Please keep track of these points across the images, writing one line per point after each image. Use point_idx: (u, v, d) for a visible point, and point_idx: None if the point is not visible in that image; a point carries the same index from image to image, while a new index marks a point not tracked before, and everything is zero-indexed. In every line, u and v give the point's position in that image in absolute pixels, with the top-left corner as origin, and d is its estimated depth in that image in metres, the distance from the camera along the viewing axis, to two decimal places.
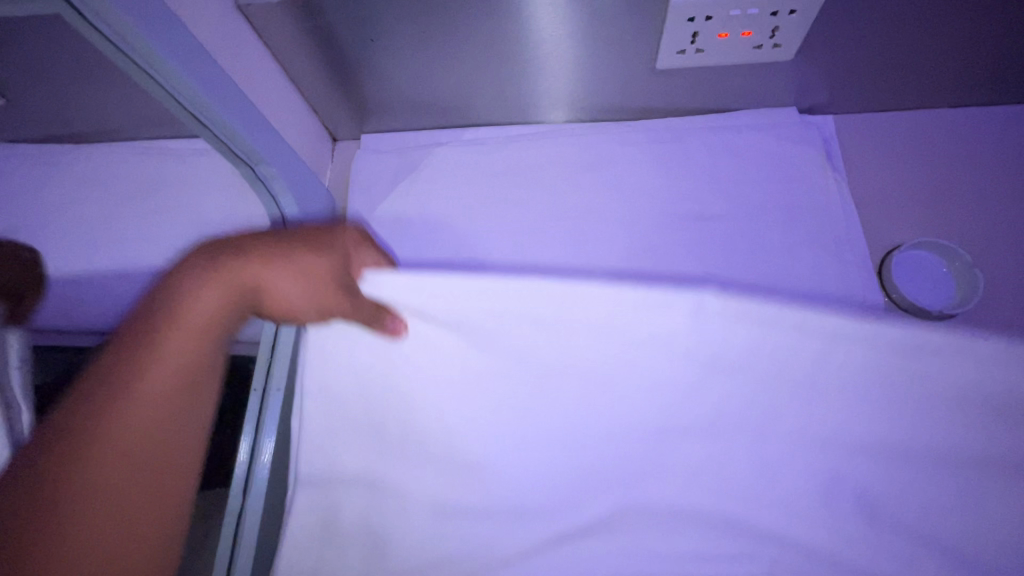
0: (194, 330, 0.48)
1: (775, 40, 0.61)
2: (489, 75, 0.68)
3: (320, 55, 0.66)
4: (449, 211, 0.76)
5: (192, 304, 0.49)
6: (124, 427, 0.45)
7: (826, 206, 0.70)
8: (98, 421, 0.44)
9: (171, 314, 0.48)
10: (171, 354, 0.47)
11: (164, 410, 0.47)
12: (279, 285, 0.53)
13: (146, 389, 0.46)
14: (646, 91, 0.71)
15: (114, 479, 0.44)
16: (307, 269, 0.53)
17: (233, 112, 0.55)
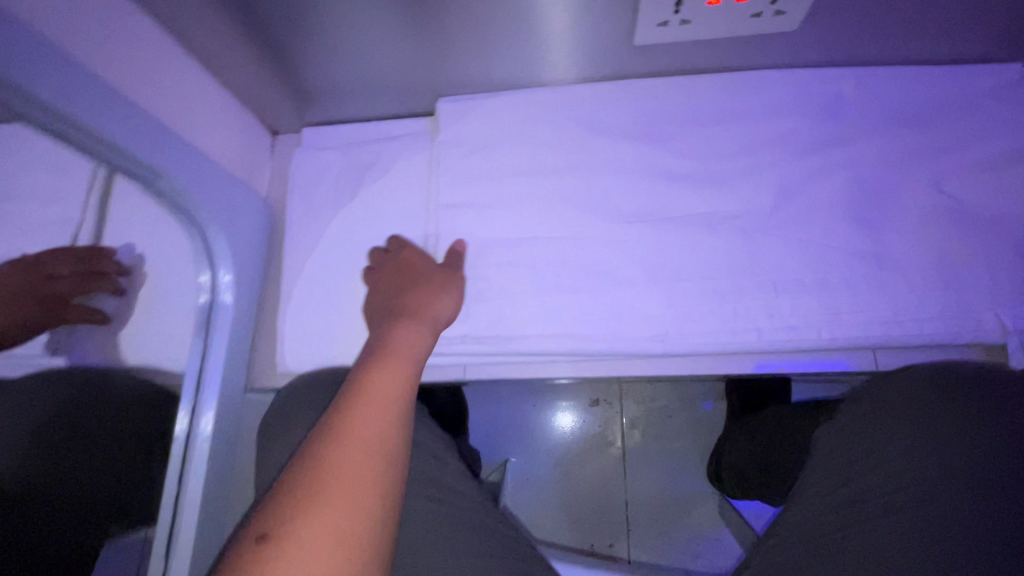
0: (425, 324, 0.56)
1: (778, 5, 0.51)
2: (441, 51, 0.58)
3: (236, 32, 0.56)
4: (400, 216, 0.67)
5: (406, 337, 0.54)
6: (361, 422, 0.46)
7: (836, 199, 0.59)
8: (350, 419, 0.46)
9: (391, 346, 0.53)
10: (391, 377, 0.50)
11: (387, 420, 0.47)
12: (431, 297, 0.58)
13: (377, 400, 0.48)
14: (626, 67, 0.61)
15: (356, 458, 0.44)
16: (438, 274, 0.60)
17: (116, 123, 0.46)
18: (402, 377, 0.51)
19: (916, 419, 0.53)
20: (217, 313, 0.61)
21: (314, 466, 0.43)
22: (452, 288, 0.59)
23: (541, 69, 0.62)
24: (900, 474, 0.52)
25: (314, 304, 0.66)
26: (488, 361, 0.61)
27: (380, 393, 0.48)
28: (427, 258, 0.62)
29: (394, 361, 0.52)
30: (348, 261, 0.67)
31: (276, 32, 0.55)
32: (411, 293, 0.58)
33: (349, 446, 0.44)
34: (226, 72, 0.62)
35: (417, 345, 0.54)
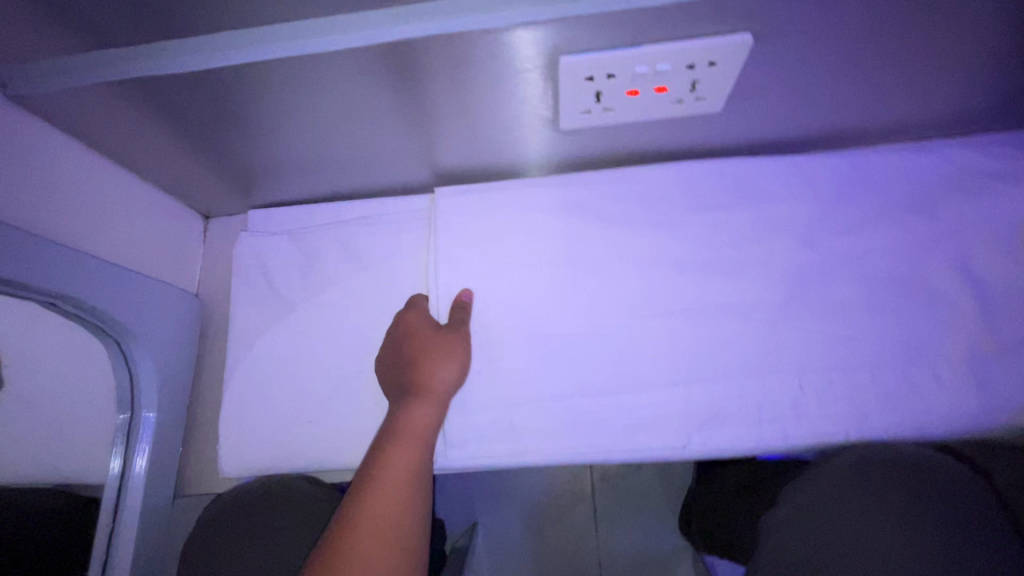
0: (434, 395, 0.53)
1: (696, 93, 0.51)
2: (367, 136, 0.58)
3: (154, 130, 0.54)
4: (339, 300, 0.65)
5: (417, 413, 0.51)
6: (379, 502, 0.44)
7: (772, 268, 0.60)
8: (366, 501, 0.44)
9: (401, 425, 0.50)
10: (401, 460, 0.47)
11: (400, 496, 0.45)
12: (433, 356, 0.55)
13: (390, 481, 0.46)
14: (556, 145, 0.61)
15: (378, 535, 0.42)
16: (442, 337, 0.56)
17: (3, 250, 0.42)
18: (410, 455, 0.48)
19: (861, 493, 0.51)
20: (138, 427, 0.58)
21: (336, 547, 0.41)
22: (452, 345, 0.56)
23: (472, 147, 0.61)
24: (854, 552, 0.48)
25: (250, 401, 0.63)
26: (457, 456, 0.58)
27: (395, 474, 0.46)
28: (428, 320, 0.58)
29: (408, 439, 0.49)
30: (286, 354, 0.64)
31: (194, 126, 0.54)
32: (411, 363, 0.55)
33: (366, 530, 0.42)
34: (146, 166, 0.60)
35: (429, 419, 0.51)
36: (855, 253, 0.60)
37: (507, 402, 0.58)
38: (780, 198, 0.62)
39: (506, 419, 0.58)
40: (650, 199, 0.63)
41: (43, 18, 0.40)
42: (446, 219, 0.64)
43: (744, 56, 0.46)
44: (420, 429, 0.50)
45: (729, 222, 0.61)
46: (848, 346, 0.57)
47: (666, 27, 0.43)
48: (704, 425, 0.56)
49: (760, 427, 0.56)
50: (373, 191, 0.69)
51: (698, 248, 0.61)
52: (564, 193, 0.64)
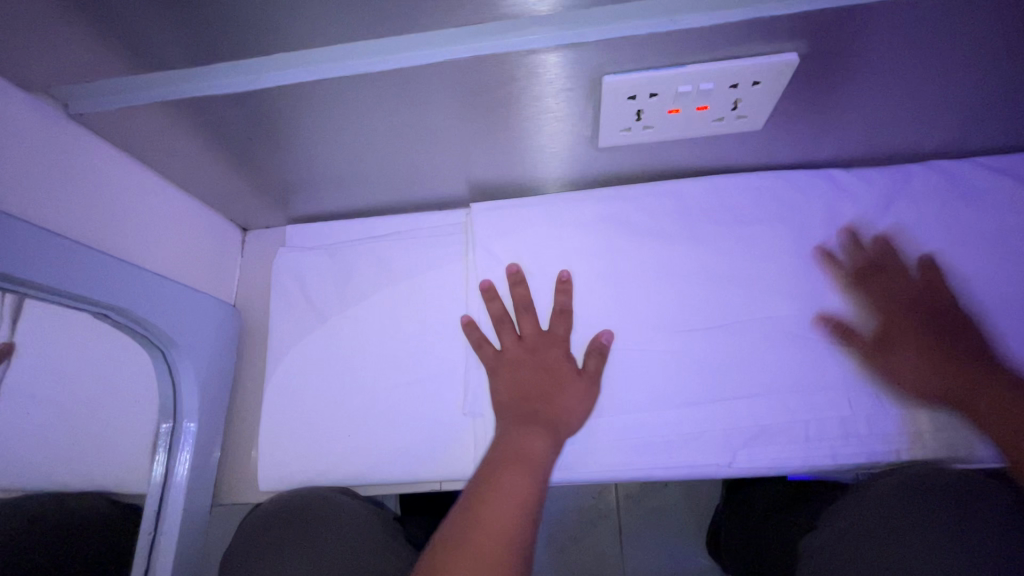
0: (554, 430, 0.53)
1: (737, 112, 0.51)
2: (408, 152, 0.59)
3: (203, 146, 0.56)
4: (376, 313, 0.65)
5: (534, 443, 0.51)
6: (494, 524, 0.45)
7: (812, 287, 0.59)
8: (483, 519, 0.45)
9: (518, 451, 0.51)
10: (518, 486, 0.48)
11: (512, 522, 0.46)
12: (558, 390, 0.56)
13: (509, 504, 0.46)
14: (593, 162, 0.62)
15: (489, 556, 0.43)
16: (577, 381, 0.56)
17: (62, 266, 0.44)
18: (523, 482, 0.48)
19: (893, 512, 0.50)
20: (180, 437, 0.60)
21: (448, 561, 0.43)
22: (587, 387, 0.56)
23: (509, 162, 0.62)
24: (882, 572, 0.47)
25: (286, 412, 0.63)
26: None
27: (512, 496, 0.47)
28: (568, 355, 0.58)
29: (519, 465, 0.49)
30: (322, 366, 0.64)
31: (242, 142, 0.55)
32: (542, 394, 0.55)
33: (479, 547, 0.43)
34: (190, 181, 0.62)
35: (545, 453, 0.51)
36: (896, 271, 0.59)
37: None
38: (819, 215, 0.61)
39: None
40: (686, 216, 0.63)
41: (105, 44, 0.42)
42: (482, 234, 0.65)
43: (788, 76, 0.46)
44: (534, 458, 0.50)
45: (767, 239, 0.61)
46: (891, 366, 0.56)
47: (713, 48, 0.43)
48: (742, 443, 0.55)
49: (802, 448, 0.55)
50: (409, 205, 0.70)
51: (734, 265, 0.60)
52: (599, 208, 0.64)
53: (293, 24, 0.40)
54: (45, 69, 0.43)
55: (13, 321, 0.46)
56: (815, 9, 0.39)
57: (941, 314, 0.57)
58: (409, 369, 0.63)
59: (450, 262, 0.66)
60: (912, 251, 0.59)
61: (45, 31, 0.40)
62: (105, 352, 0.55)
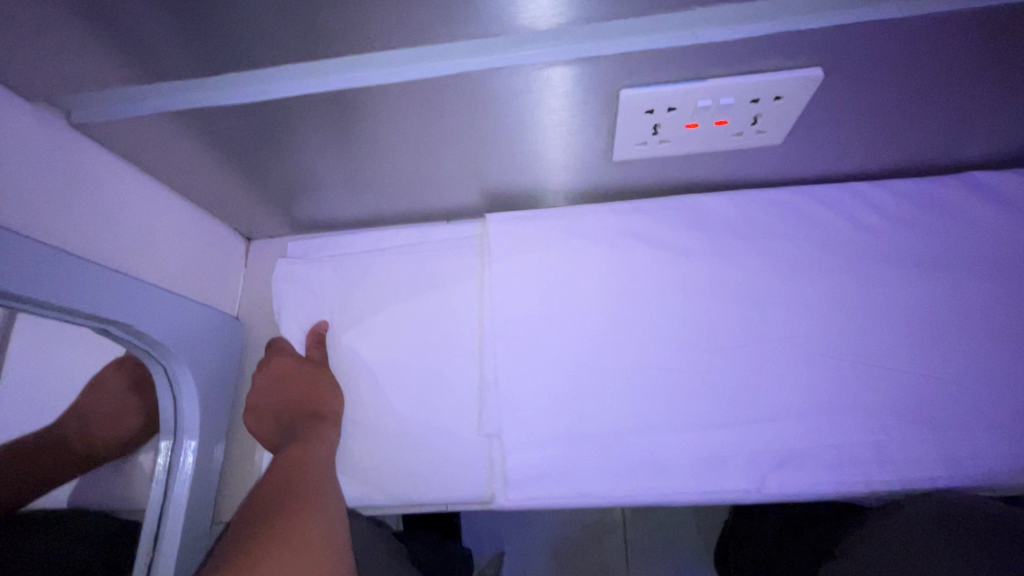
0: (323, 418, 0.59)
1: (757, 126, 0.49)
2: (418, 164, 0.57)
3: (210, 157, 0.55)
4: (381, 326, 0.64)
5: (314, 430, 0.58)
6: (270, 484, 0.54)
7: (828, 305, 0.58)
8: (264, 484, 0.54)
9: (299, 437, 0.58)
10: (293, 453, 0.56)
11: (293, 477, 0.53)
12: (321, 395, 0.60)
13: (266, 478, 0.55)
14: (605, 175, 0.60)
15: (262, 504, 0.51)
16: (300, 371, 0.61)
17: (62, 280, 0.42)
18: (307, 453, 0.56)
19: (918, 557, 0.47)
20: (180, 455, 0.57)
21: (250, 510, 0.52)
22: (320, 377, 0.61)
23: (520, 174, 0.61)
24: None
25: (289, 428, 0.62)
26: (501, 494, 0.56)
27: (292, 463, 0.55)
28: (297, 359, 0.62)
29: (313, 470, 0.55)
30: None
31: (249, 153, 0.54)
32: (288, 396, 0.61)
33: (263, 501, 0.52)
34: (194, 191, 0.61)
35: (324, 439, 0.58)
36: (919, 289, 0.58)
37: (552, 437, 0.57)
38: (837, 232, 0.59)
39: (555, 456, 0.56)
40: (699, 232, 0.61)
41: (110, 54, 0.41)
42: (499, 245, 0.63)
43: (811, 92, 0.45)
44: (317, 442, 0.57)
45: (784, 256, 0.60)
46: (911, 389, 0.55)
47: (735, 63, 0.42)
48: (757, 467, 0.54)
49: (817, 473, 0.53)
50: (417, 216, 0.69)
51: (748, 282, 0.59)
52: (615, 220, 0.62)
53: (303, 35, 0.38)
54: (49, 78, 0.42)
55: (10, 335, 0.45)
56: (844, 24, 0.38)
57: (958, 336, 0.56)
58: (417, 385, 0.62)
59: (457, 276, 0.65)
60: (933, 270, 0.58)
61: (48, 41, 0.38)
62: (112, 404, 0.58)
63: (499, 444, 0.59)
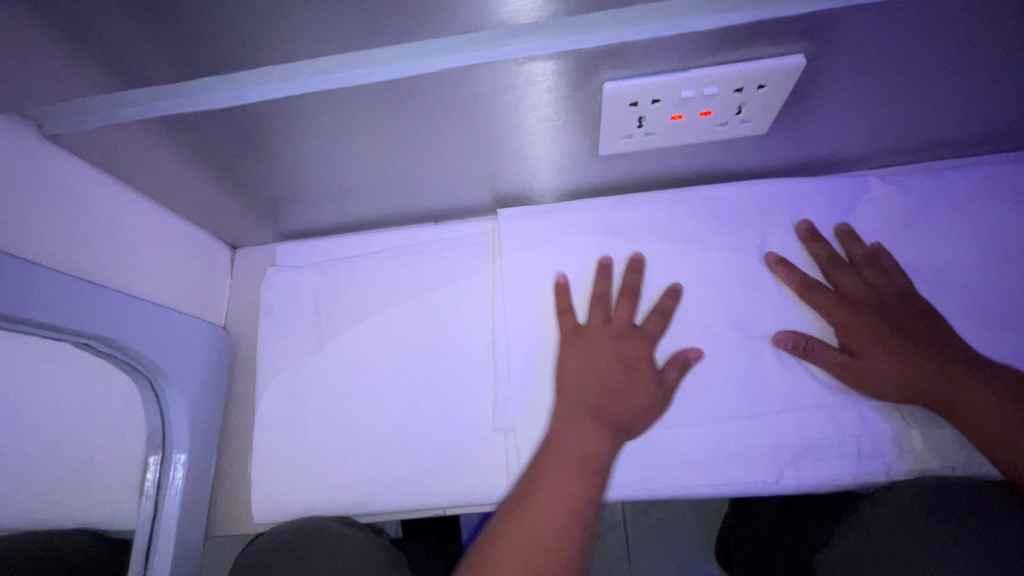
0: (641, 380, 0.55)
1: (741, 116, 0.49)
2: (404, 165, 0.57)
3: (190, 164, 0.54)
4: (372, 331, 0.63)
5: (634, 394, 0.54)
6: (545, 464, 0.51)
7: (818, 293, 0.58)
8: (540, 464, 0.51)
9: (612, 405, 0.53)
10: (595, 428, 0.52)
11: (564, 460, 0.51)
12: (644, 365, 0.55)
13: (562, 452, 0.51)
14: (592, 171, 0.60)
15: (540, 498, 0.49)
16: (617, 338, 0.57)
17: (41, 296, 0.41)
18: (613, 426, 0.53)
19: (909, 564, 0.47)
20: (169, 470, 0.56)
21: (516, 504, 0.50)
22: (636, 345, 0.56)
23: (508, 172, 0.60)
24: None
25: (281, 438, 0.61)
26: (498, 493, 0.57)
27: (565, 441, 0.52)
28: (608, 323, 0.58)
29: (582, 471, 0.50)
30: (317, 388, 0.62)
31: (230, 159, 0.53)
32: (602, 359, 0.56)
33: (538, 489, 0.49)
34: (176, 200, 0.59)
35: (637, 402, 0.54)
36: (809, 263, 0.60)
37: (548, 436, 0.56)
38: (820, 222, 0.60)
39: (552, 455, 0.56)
40: (687, 227, 0.62)
41: (84, 62, 0.40)
42: (511, 240, 0.63)
43: (793, 79, 0.45)
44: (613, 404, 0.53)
45: (773, 246, 0.60)
46: None
47: (718, 53, 0.42)
48: (754, 457, 0.54)
49: (816, 461, 0.53)
50: (405, 219, 0.69)
51: (737, 274, 0.60)
52: (604, 216, 0.63)
53: (279, 36, 0.38)
54: (17, 87, 0.41)
55: None
56: (824, 10, 0.38)
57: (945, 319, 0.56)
58: (411, 389, 0.61)
59: (448, 278, 0.65)
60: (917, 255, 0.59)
61: (19, 49, 0.37)
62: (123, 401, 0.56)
63: (511, 441, 0.57)
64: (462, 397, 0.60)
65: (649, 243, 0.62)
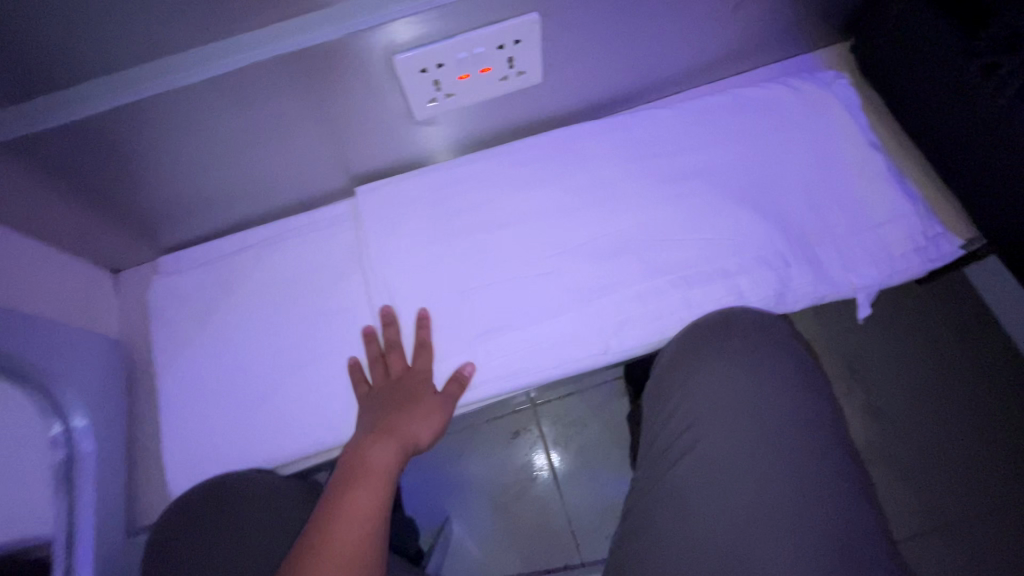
0: (398, 443, 0.61)
1: (515, 68, 0.62)
2: (252, 160, 0.65)
3: (46, 189, 0.59)
4: (260, 310, 0.70)
5: (401, 424, 0.62)
6: (352, 486, 0.57)
7: (628, 196, 0.70)
8: (346, 492, 0.57)
9: (367, 464, 0.59)
10: (383, 460, 0.59)
11: (365, 488, 0.57)
12: (419, 425, 0.62)
13: (363, 487, 0.57)
14: (423, 138, 0.71)
15: (343, 504, 0.55)
16: (425, 398, 0.63)
17: None
18: (387, 466, 0.59)
19: (705, 407, 0.61)
20: (80, 474, 0.60)
21: (326, 511, 0.55)
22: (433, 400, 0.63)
23: (347, 154, 0.70)
24: (706, 462, 0.58)
25: (189, 423, 0.66)
26: None
27: (377, 466, 0.59)
28: (417, 380, 0.64)
29: (380, 487, 0.58)
30: (217, 372, 0.68)
31: (86, 177, 0.59)
32: (392, 411, 0.62)
33: (346, 500, 0.56)
34: (45, 229, 0.64)
35: (390, 462, 0.59)
36: None
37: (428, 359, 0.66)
38: (619, 141, 0.73)
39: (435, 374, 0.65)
40: (512, 166, 0.73)
41: None
42: (367, 208, 0.72)
43: (540, 32, 0.59)
44: (398, 438, 0.61)
45: (579, 170, 0.72)
46: None
47: (471, 16, 0.54)
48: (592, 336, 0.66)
49: (636, 328, 0.65)
50: (273, 212, 0.76)
51: (563, 192, 0.71)
52: (438, 177, 0.73)
53: None
54: None
55: None
56: None
57: None
58: (301, 351, 0.68)
59: (317, 254, 0.73)
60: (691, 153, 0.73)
61: None
62: None
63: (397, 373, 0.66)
64: (348, 347, 0.68)
65: (485, 184, 0.72)
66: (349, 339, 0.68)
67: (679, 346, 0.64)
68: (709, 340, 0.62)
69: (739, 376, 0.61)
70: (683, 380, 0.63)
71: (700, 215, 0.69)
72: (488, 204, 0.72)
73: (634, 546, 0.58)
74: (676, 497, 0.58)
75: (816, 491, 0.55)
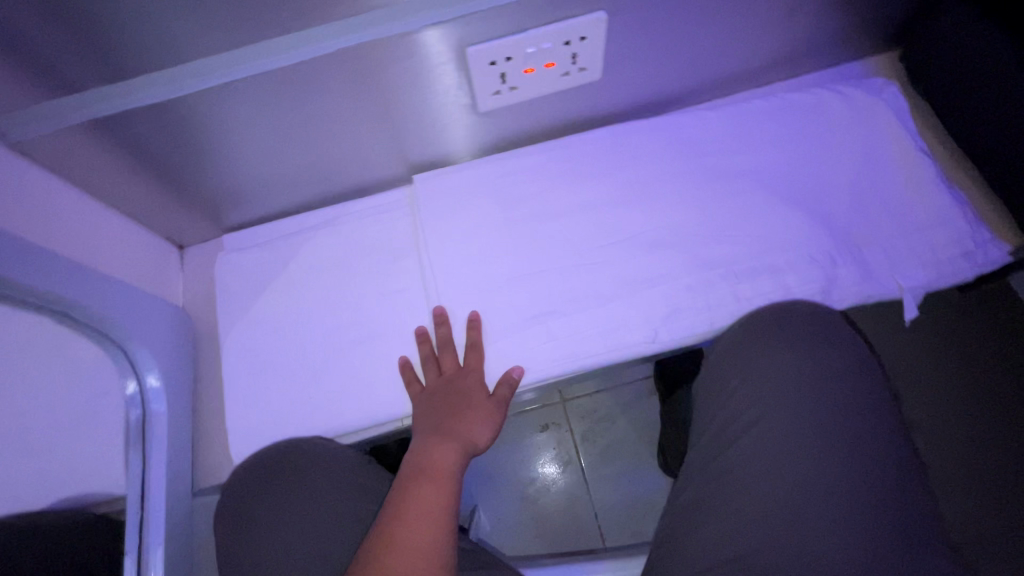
0: (458, 444, 0.62)
1: (577, 64, 0.65)
2: (322, 145, 0.69)
3: (135, 164, 0.63)
4: (319, 288, 0.73)
5: (457, 425, 0.63)
6: (418, 485, 0.59)
7: (678, 193, 0.72)
8: (413, 491, 0.58)
9: (431, 466, 0.60)
10: (446, 462, 0.61)
11: (432, 489, 0.58)
12: (474, 423, 0.64)
13: (429, 486, 0.59)
14: (481, 129, 0.74)
15: (411, 503, 0.57)
16: (480, 400, 0.65)
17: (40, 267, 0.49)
18: (451, 468, 0.61)
19: (756, 401, 0.62)
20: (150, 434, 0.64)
21: (394, 508, 0.57)
22: (488, 402, 0.65)
23: (409, 142, 0.74)
24: (749, 456, 0.59)
25: (250, 392, 0.69)
26: None
27: (440, 467, 0.60)
28: (472, 383, 0.66)
29: (446, 487, 0.59)
30: (277, 344, 0.71)
31: (172, 155, 0.63)
32: (450, 409, 0.64)
33: (412, 498, 0.57)
34: (125, 202, 0.68)
35: (453, 463, 0.61)
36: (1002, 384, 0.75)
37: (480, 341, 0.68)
38: (669, 139, 0.76)
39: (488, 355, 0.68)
40: (565, 159, 0.76)
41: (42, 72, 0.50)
42: (423, 194, 0.75)
43: (605, 31, 0.61)
44: (457, 439, 0.63)
45: (630, 166, 0.74)
46: None
47: (544, 14, 0.57)
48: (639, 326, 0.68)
49: (684, 319, 0.67)
50: (332, 196, 0.80)
51: (614, 187, 0.73)
52: (493, 168, 0.76)
53: None
54: None
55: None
56: None
57: None
58: (357, 329, 0.71)
59: (375, 237, 0.76)
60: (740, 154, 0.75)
61: None
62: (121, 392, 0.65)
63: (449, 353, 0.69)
64: (402, 326, 0.71)
65: (538, 176, 0.75)
66: (404, 318, 0.71)
67: (731, 338, 0.66)
68: (760, 329, 0.64)
69: (784, 375, 0.63)
70: (730, 377, 0.65)
71: (748, 213, 0.70)
72: (542, 195, 0.74)
73: (682, 540, 0.60)
74: (731, 490, 0.59)
75: (872, 500, 0.56)
